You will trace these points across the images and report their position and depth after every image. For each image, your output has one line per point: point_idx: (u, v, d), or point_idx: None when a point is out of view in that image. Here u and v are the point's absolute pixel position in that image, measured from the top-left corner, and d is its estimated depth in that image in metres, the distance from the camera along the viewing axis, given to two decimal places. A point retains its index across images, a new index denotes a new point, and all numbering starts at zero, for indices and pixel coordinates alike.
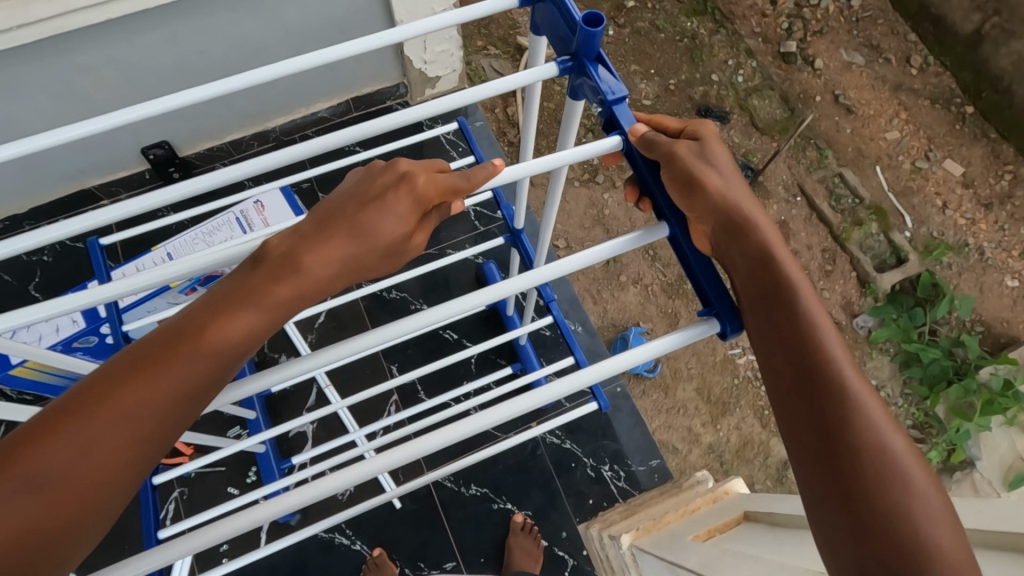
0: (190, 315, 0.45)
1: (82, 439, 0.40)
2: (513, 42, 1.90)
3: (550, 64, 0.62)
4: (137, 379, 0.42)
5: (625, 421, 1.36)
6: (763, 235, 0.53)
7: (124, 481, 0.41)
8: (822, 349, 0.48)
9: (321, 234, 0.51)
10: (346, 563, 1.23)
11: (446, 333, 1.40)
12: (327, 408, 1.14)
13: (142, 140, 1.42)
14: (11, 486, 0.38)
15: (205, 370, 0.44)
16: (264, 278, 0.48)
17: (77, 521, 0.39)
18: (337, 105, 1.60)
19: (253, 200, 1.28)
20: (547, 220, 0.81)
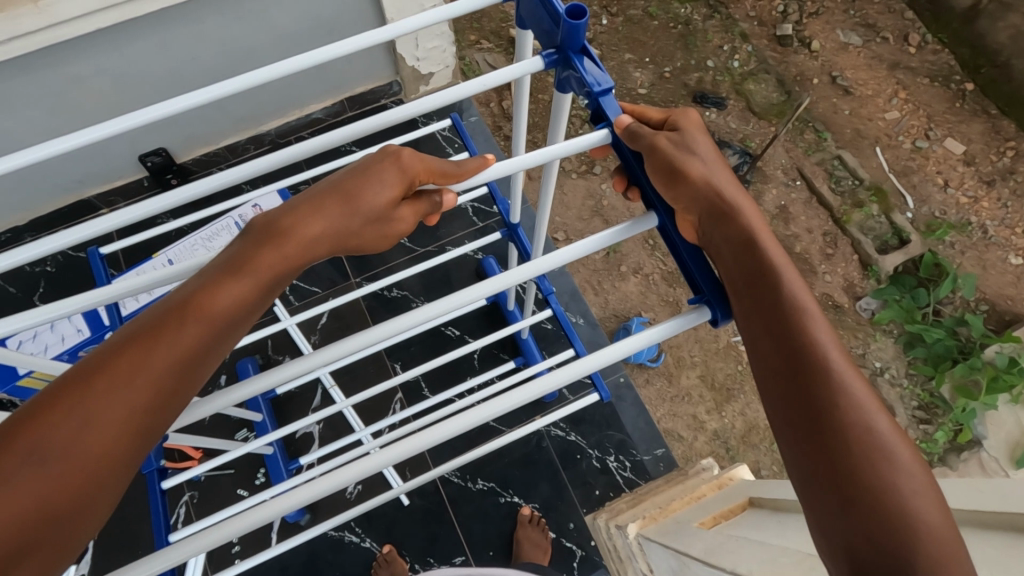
0: (178, 294, 0.46)
1: (83, 413, 0.40)
2: (505, 35, 1.89)
3: (536, 58, 0.62)
4: (133, 350, 0.42)
5: (629, 411, 1.37)
6: (742, 214, 0.53)
7: (127, 455, 0.42)
8: (805, 322, 0.48)
9: (303, 210, 0.51)
10: (357, 560, 1.24)
11: (448, 329, 1.41)
12: (332, 408, 1.15)
13: (138, 147, 1.43)
14: (18, 462, 0.38)
15: (199, 345, 0.45)
16: (251, 250, 0.49)
17: (83, 497, 0.40)
18: (331, 105, 1.60)
19: (250, 203, 1.30)
20: (541, 210, 0.80)
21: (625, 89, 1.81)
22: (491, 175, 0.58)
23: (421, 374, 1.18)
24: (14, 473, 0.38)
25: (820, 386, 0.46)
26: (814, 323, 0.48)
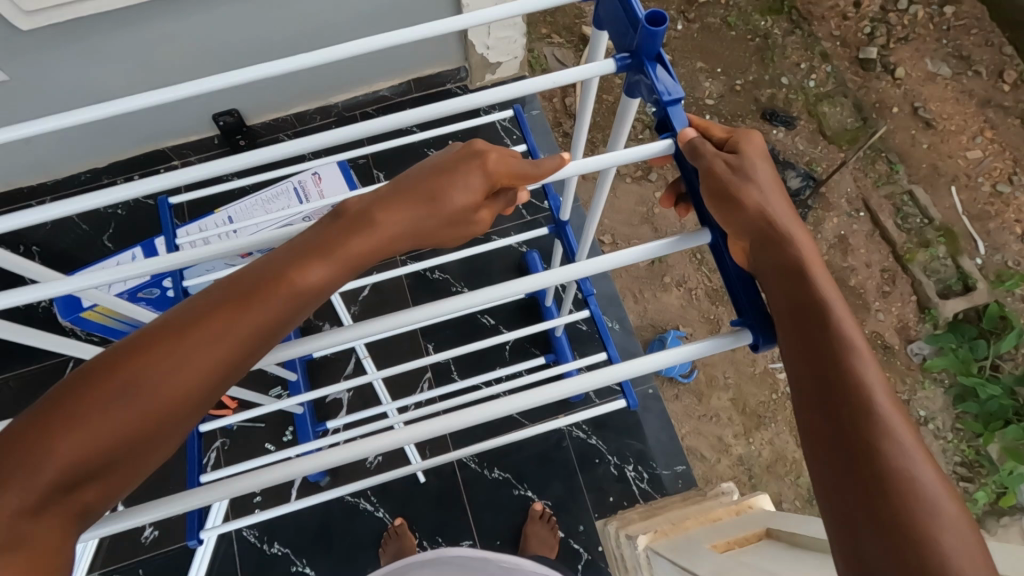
0: (268, 268, 0.48)
1: (169, 363, 0.43)
2: (577, 31, 1.88)
3: (609, 61, 0.62)
4: (222, 313, 0.45)
5: (654, 422, 1.35)
6: (794, 241, 0.52)
7: (199, 408, 0.44)
8: (848, 355, 0.47)
9: (394, 203, 0.53)
10: (368, 529, 1.27)
11: (484, 317, 1.42)
12: (362, 379, 1.18)
13: (213, 107, 1.49)
14: (106, 396, 0.41)
15: (276, 322, 0.46)
16: (342, 233, 0.50)
17: (154, 438, 0.43)
18: (398, 85, 1.63)
19: (311, 171, 1.32)
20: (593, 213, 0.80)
21: (692, 99, 1.78)
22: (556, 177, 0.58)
23: (452, 358, 1.20)
24: (103, 406, 0.41)
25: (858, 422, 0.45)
26: (857, 359, 0.47)
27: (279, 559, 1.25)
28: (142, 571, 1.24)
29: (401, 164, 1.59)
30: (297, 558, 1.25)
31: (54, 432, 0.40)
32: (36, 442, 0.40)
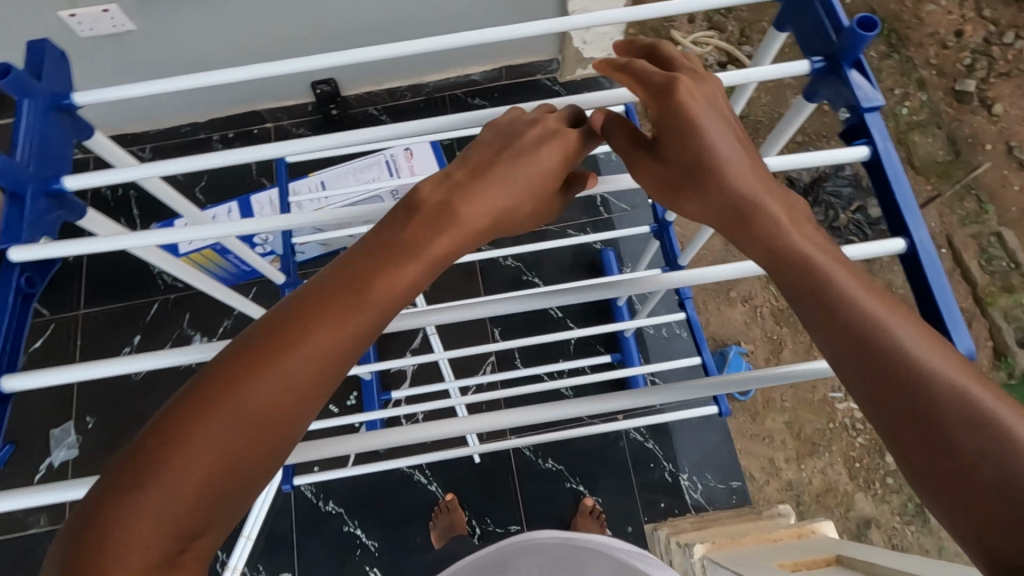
0: (332, 277, 0.43)
1: (276, 378, 0.40)
2: (666, 35, 1.87)
3: (801, 62, 0.53)
4: (317, 320, 0.41)
5: (713, 435, 1.33)
6: (797, 245, 0.43)
7: (306, 417, 0.42)
8: (926, 347, 0.39)
9: (463, 197, 0.48)
10: (419, 501, 1.30)
11: (552, 310, 1.43)
12: (431, 356, 1.20)
13: (313, 75, 1.52)
14: (218, 415, 0.39)
15: (354, 331, 0.42)
16: (420, 229, 0.46)
17: (267, 451, 0.40)
18: (490, 71, 1.64)
19: (404, 146, 1.35)
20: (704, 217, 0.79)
21: None
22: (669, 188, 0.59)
23: (522, 345, 1.21)
24: (213, 427, 0.39)
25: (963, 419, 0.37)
26: (932, 346, 0.39)
27: (332, 518, 1.28)
28: None
29: None
30: (349, 519, 1.28)
31: (135, 490, 0.37)
32: (118, 505, 0.37)
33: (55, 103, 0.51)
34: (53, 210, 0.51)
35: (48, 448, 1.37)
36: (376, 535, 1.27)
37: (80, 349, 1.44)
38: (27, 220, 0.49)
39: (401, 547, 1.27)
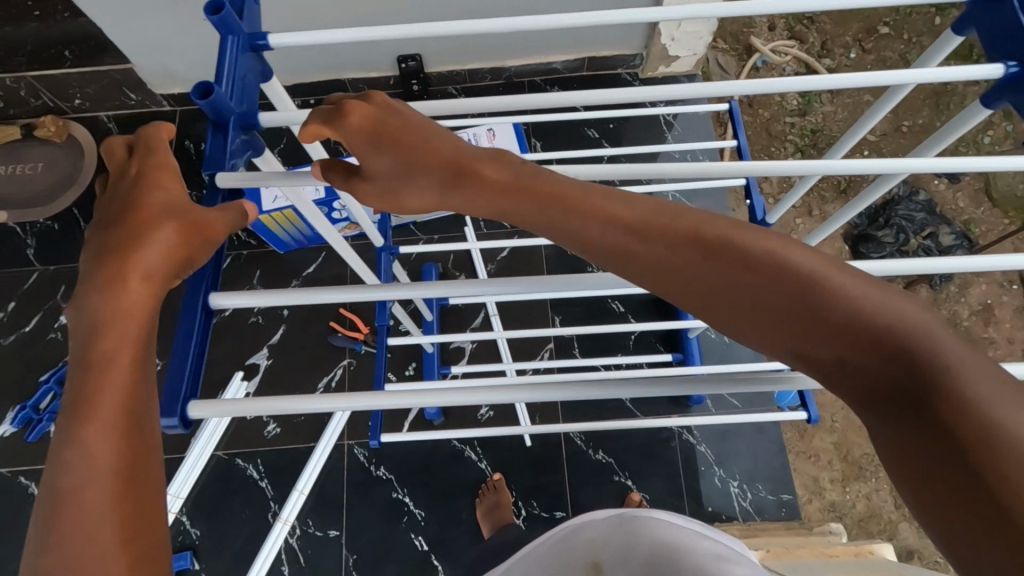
0: (98, 295, 0.46)
1: (99, 385, 0.43)
2: (744, 41, 1.81)
3: (998, 66, 0.56)
4: (107, 330, 0.45)
5: (767, 446, 1.32)
6: (638, 238, 0.47)
7: (145, 401, 0.45)
8: (724, 264, 0.44)
9: (159, 170, 0.52)
10: (468, 476, 1.32)
11: (614, 303, 1.43)
12: (490, 335, 1.18)
13: (400, 50, 1.55)
14: (80, 438, 0.41)
15: (164, 259, 0.49)
16: (131, 226, 0.49)
17: (140, 444, 0.43)
18: (572, 61, 1.65)
19: (488, 127, 1.38)
20: (786, 200, 0.82)
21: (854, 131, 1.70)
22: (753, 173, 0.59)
23: (580, 334, 1.21)
24: (77, 449, 0.41)
25: (798, 312, 0.42)
26: (723, 261, 0.45)
27: (382, 483, 1.31)
28: (260, 461, 1.35)
29: (557, 139, 1.61)
30: (398, 486, 1.31)
31: (67, 486, 0.40)
32: (59, 513, 0.39)
33: (248, 47, 0.60)
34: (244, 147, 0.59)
35: None
36: (424, 504, 1.30)
37: None
38: (230, 148, 0.56)
39: (447, 520, 1.29)
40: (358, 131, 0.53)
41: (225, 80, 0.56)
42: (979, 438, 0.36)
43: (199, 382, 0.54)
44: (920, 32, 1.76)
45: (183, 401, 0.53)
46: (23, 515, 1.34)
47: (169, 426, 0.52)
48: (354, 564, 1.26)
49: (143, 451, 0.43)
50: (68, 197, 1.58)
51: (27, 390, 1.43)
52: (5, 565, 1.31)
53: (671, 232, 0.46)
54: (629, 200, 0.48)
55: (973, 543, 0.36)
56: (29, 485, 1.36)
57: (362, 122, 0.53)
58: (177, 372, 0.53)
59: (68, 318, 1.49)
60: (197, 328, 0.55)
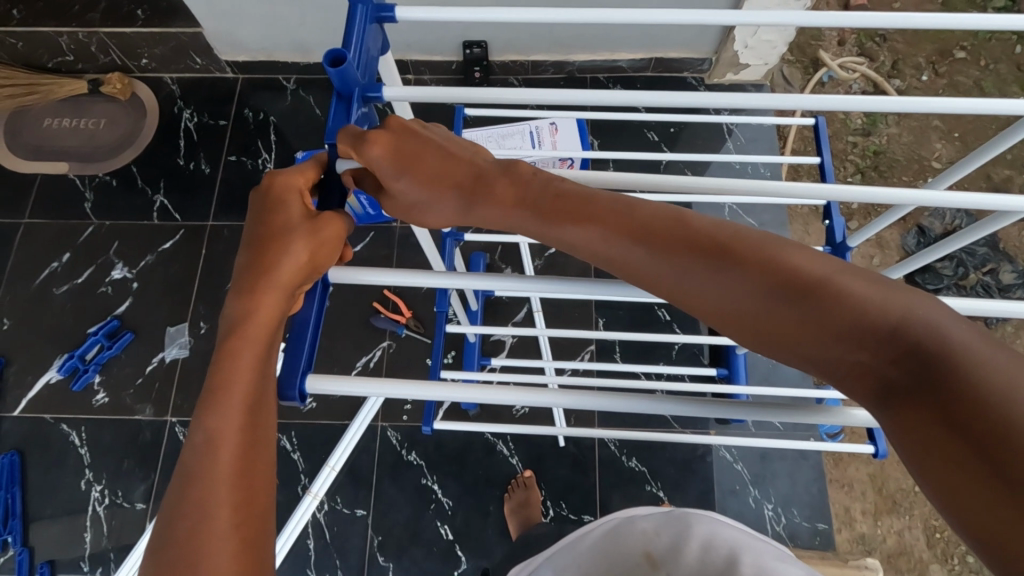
0: (239, 294, 0.52)
1: (236, 372, 0.49)
2: (812, 54, 1.69)
3: None
4: (248, 323, 0.51)
5: (805, 472, 1.29)
6: (686, 268, 0.46)
7: (268, 392, 0.51)
8: (721, 267, 0.45)
9: (286, 191, 0.55)
10: (498, 471, 1.32)
11: (660, 311, 1.41)
12: (531, 332, 1.09)
13: (466, 36, 1.53)
14: (214, 416, 0.48)
15: (285, 295, 0.52)
16: (271, 229, 0.54)
17: (262, 428, 0.50)
18: (637, 60, 1.62)
19: (550, 121, 1.36)
20: (873, 226, 0.79)
21: (919, 157, 1.63)
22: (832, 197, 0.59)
23: (624, 340, 1.11)
24: (213, 424, 0.47)
25: (806, 313, 0.42)
26: (722, 265, 0.45)
27: (412, 468, 1.32)
28: (294, 433, 1.36)
29: (616, 139, 1.58)
30: (428, 473, 1.31)
31: (191, 506, 0.45)
32: (183, 531, 0.44)
33: (373, 19, 0.63)
34: (361, 116, 0.62)
35: (163, 344, 1.45)
36: (453, 493, 1.30)
37: (205, 259, 1.52)
38: (352, 118, 0.60)
39: (474, 511, 1.29)
40: (381, 158, 0.54)
41: (354, 48, 0.60)
42: (1009, 423, 0.34)
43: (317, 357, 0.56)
44: (998, 59, 1.68)
45: (302, 372, 0.55)
46: (63, 462, 1.38)
47: (288, 397, 0.54)
48: (379, 545, 1.27)
49: (258, 478, 0.48)
50: (127, 155, 1.60)
51: (75, 341, 1.46)
52: (43, 509, 1.35)
53: (669, 236, 0.47)
54: (631, 205, 0.50)
55: (1009, 544, 0.34)
56: (70, 433, 1.39)
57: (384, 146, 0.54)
58: (298, 344, 0.55)
59: (119, 274, 1.51)
60: (317, 294, 0.57)
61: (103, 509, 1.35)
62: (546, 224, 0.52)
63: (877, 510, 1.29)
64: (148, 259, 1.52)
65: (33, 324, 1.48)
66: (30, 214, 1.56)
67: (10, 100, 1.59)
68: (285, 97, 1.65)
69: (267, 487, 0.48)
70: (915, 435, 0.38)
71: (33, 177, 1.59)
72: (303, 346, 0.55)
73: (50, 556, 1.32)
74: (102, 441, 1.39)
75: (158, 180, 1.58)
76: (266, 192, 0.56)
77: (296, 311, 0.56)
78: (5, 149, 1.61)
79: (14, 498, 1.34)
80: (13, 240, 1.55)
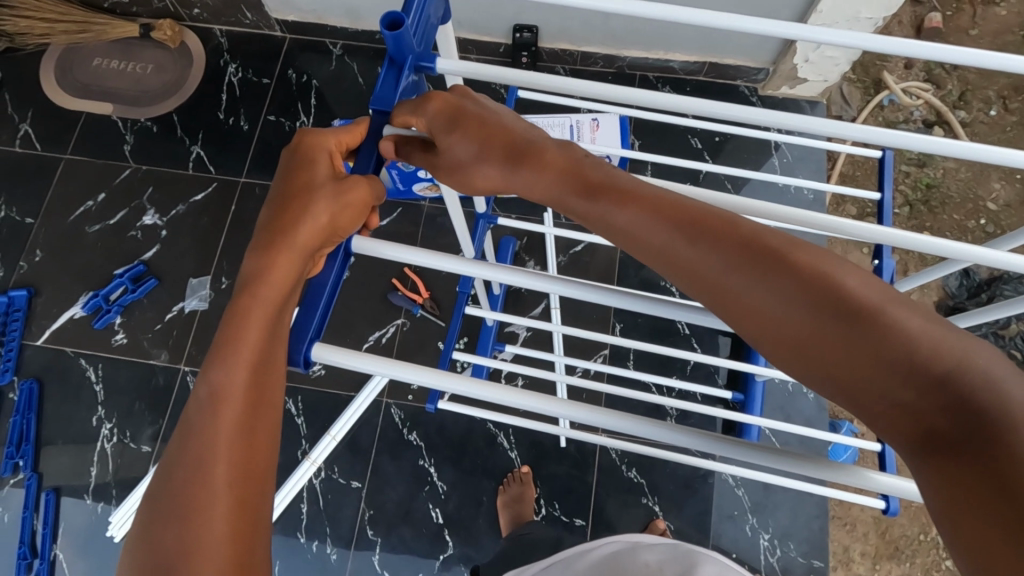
0: (257, 253, 0.51)
1: (244, 330, 0.49)
2: (875, 74, 1.60)
3: None
4: (261, 283, 0.50)
5: (808, 507, 1.26)
6: (730, 282, 0.45)
7: (278, 350, 0.50)
8: (781, 278, 0.43)
9: (316, 151, 0.55)
10: (496, 463, 1.31)
11: (680, 325, 1.38)
12: (546, 326, 1.03)
13: (518, 19, 1.50)
14: (221, 372, 0.47)
15: (301, 258, 0.51)
16: (297, 189, 0.53)
17: (269, 387, 0.49)
18: (691, 63, 1.57)
19: (592, 117, 1.33)
20: (926, 274, 0.74)
21: (974, 195, 1.55)
22: (885, 239, 0.55)
23: (640, 349, 1.08)
24: (218, 381, 0.47)
25: (859, 341, 0.41)
26: (783, 275, 0.43)
27: (412, 448, 1.32)
28: (300, 398, 1.37)
29: (657, 141, 1.54)
30: (426, 455, 1.32)
31: (192, 458, 0.45)
32: (179, 484, 0.44)
33: None
34: (409, 85, 0.60)
35: (184, 294, 1.47)
36: (448, 478, 1.31)
37: (234, 215, 1.53)
38: (399, 85, 0.59)
39: (468, 498, 1.29)
40: (435, 115, 0.55)
41: (413, 14, 0.58)
42: None
43: (326, 325, 0.55)
44: None
45: (309, 339, 0.53)
46: (78, 396, 1.42)
47: (291, 361, 0.53)
48: (370, 519, 1.28)
49: (260, 442, 0.48)
50: (170, 103, 1.61)
51: (101, 280, 1.50)
52: (54, 437, 1.39)
53: (729, 240, 0.46)
54: (688, 205, 0.48)
55: None
56: (87, 368, 1.43)
57: (441, 110, 0.55)
58: (309, 310, 0.54)
59: (150, 220, 1.54)
60: (339, 259, 0.56)
61: (110, 446, 1.38)
62: (599, 206, 0.51)
63: (877, 555, 1.26)
64: (179, 208, 1.54)
65: (64, 259, 1.51)
66: (72, 151, 1.59)
67: (64, 35, 1.62)
68: (330, 62, 1.64)
69: (268, 451, 0.48)
70: (944, 479, 0.38)
71: (78, 115, 1.61)
72: (314, 310, 0.54)
73: (57, 483, 1.37)
74: (116, 380, 1.42)
75: (197, 131, 1.59)
76: (297, 150, 0.56)
77: (312, 274, 0.55)
78: (54, 84, 1.63)
79: (29, 423, 1.39)
80: (53, 175, 1.58)
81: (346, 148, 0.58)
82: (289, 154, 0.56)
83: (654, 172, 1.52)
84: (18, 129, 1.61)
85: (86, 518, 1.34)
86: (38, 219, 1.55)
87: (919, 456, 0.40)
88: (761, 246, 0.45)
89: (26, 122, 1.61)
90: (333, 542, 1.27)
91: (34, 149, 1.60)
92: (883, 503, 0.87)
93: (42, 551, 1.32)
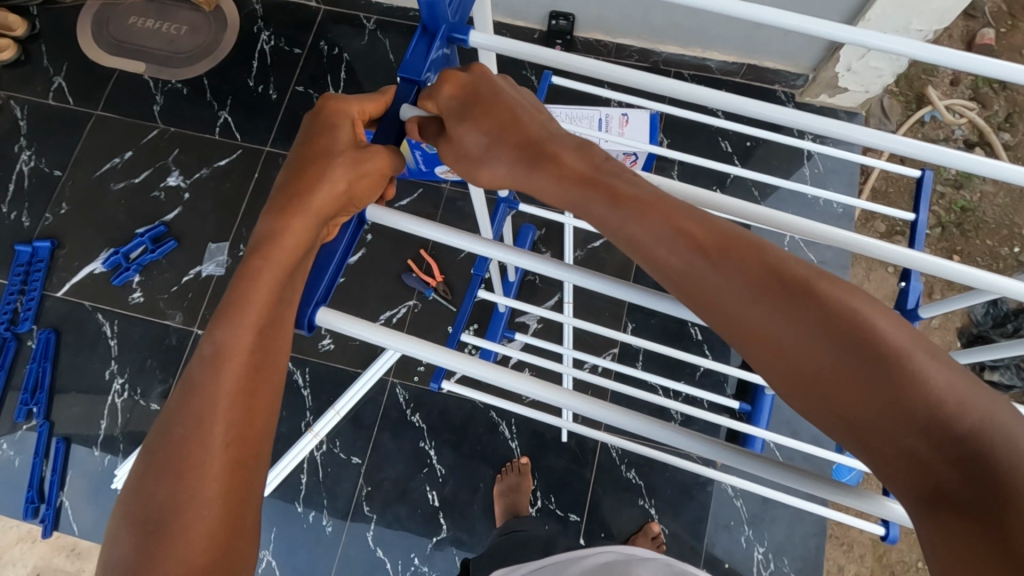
0: (273, 214, 0.51)
1: (252, 290, 0.48)
2: (919, 88, 1.55)
3: None
4: (273, 244, 0.49)
5: (806, 525, 1.25)
6: (754, 315, 0.43)
7: (285, 315, 0.50)
8: (804, 314, 0.42)
9: (339, 117, 0.55)
10: (496, 451, 1.32)
11: (693, 329, 1.36)
12: (559, 318, 1.01)
13: (555, 6, 1.47)
14: (229, 331, 0.47)
15: (316, 224, 0.51)
16: (317, 157, 0.53)
17: (273, 351, 0.49)
18: (728, 63, 1.53)
19: (622, 111, 1.30)
20: (952, 301, 0.71)
21: (1010, 221, 1.50)
22: (915, 266, 0.53)
23: (651, 349, 1.05)
24: (223, 339, 0.47)
25: (879, 391, 0.39)
26: (802, 316, 0.42)
27: (413, 429, 1.33)
28: (308, 369, 1.38)
29: (687, 140, 1.51)
30: (428, 437, 1.32)
31: (193, 412, 0.45)
32: (178, 437, 0.45)
33: None
34: (440, 54, 0.60)
35: (202, 258, 1.49)
36: (448, 462, 1.31)
37: (256, 182, 1.54)
38: (431, 54, 0.58)
39: (466, 483, 1.30)
40: (450, 99, 0.55)
41: None
42: None
43: (333, 291, 0.54)
44: None
45: (315, 303, 0.53)
46: (93, 348, 1.44)
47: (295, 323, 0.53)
48: (367, 495, 1.29)
49: (261, 403, 0.48)
50: (202, 66, 1.62)
51: (122, 238, 1.52)
52: (67, 387, 1.42)
53: (752, 266, 0.44)
54: (716, 232, 0.46)
55: None
56: (104, 323, 1.46)
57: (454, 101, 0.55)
58: (316, 275, 0.54)
59: (174, 181, 1.55)
60: (349, 230, 0.55)
61: (120, 401, 1.41)
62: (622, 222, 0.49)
63: None
64: (203, 171, 1.55)
65: (88, 213, 1.53)
66: (102, 107, 1.61)
67: None
68: (363, 36, 1.62)
69: (268, 415, 0.48)
70: (948, 536, 0.37)
71: (111, 71, 1.63)
72: (322, 275, 0.53)
73: (67, 432, 1.40)
74: (131, 337, 1.45)
75: (226, 96, 1.60)
76: (321, 116, 0.55)
77: (325, 241, 0.54)
78: (90, 39, 1.65)
79: (44, 371, 1.42)
80: (82, 130, 1.60)
81: (368, 117, 0.57)
82: (309, 121, 0.55)
83: (680, 172, 1.49)
84: (52, 81, 1.62)
85: (93, 468, 1.37)
86: (66, 171, 1.57)
87: (919, 506, 0.39)
88: (791, 284, 0.43)
89: (60, 75, 1.63)
90: (330, 513, 1.29)
91: (66, 103, 1.61)
92: (883, 532, 0.84)
93: (49, 497, 1.36)
